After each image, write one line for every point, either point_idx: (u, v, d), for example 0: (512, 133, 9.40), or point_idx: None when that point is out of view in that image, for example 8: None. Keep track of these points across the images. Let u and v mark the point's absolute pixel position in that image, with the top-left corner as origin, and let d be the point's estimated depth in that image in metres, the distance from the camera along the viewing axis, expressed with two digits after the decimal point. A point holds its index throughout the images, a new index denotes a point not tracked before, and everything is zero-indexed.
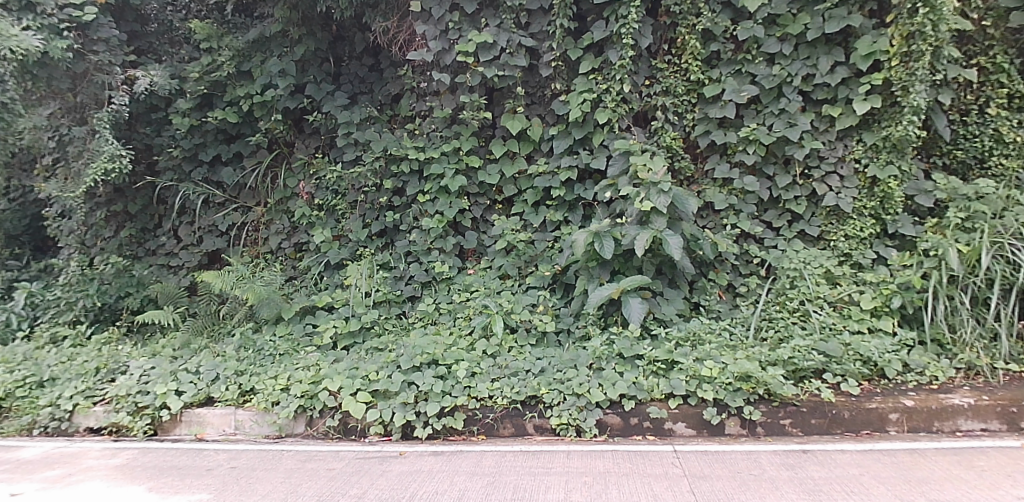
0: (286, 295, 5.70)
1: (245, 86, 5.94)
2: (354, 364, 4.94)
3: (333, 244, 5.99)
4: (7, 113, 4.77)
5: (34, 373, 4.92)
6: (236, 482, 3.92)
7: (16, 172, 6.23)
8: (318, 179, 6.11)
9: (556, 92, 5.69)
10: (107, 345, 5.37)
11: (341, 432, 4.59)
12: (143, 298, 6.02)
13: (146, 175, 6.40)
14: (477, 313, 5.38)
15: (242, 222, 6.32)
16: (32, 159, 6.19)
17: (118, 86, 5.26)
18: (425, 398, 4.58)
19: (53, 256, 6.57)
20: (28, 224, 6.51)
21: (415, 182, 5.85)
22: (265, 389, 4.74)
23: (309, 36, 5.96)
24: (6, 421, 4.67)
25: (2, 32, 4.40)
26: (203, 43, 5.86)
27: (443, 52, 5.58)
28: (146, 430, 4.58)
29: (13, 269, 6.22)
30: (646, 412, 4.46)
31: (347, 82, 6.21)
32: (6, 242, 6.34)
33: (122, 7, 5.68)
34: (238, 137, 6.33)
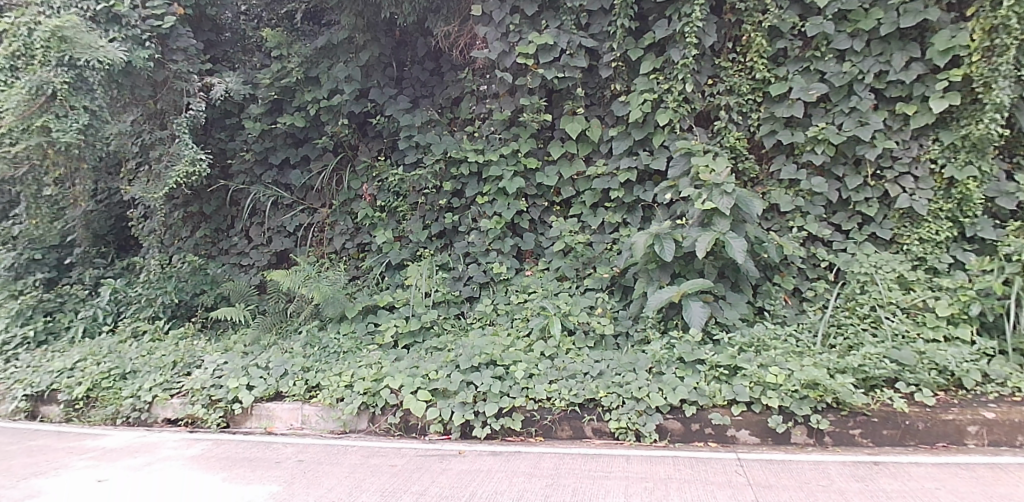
0: (349, 294, 5.83)
1: (313, 91, 6.10)
2: (414, 364, 5.02)
3: (394, 245, 6.11)
4: (96, 120, 5.09)
5: (118, 366, 5.18)
6: (304, 475, 4.06)
7: (103, 176, 6.40)
8: (381, 181, 6.23)
9: (616, 93, 5.65)
10: (184, 340, 5.64)
11: (402, 429, 4.70)
12: (217, 296, 6.28)
13: (220, 178, 6.65)
14: (535, 315, 5.38)
15: (309, 223, 6.48)
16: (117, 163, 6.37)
17: (196, 93, 5.50)
18: (484, 398, 4.64)
19: (134, 255, 6.92)
20: (114, 223, 6.83)
21: (474, 184, 5.90)
22: (330, 386, 4.89)
23: (373, 41, 6.07)
24: (93, 410, 4.95)
25: (91, 44, 4.71)
26: (275, 50, 6.07)
27: (504, 54, 5.57)
28: (219, 422, 4.81)
29: (100, 267, 6.59)
30: (708, 418, 4.39)
31: (410, 86, 6.30)
32: (93, 241, 6.62)
33: (200, 18, 5.92)
34: (305, 141, 6.51)
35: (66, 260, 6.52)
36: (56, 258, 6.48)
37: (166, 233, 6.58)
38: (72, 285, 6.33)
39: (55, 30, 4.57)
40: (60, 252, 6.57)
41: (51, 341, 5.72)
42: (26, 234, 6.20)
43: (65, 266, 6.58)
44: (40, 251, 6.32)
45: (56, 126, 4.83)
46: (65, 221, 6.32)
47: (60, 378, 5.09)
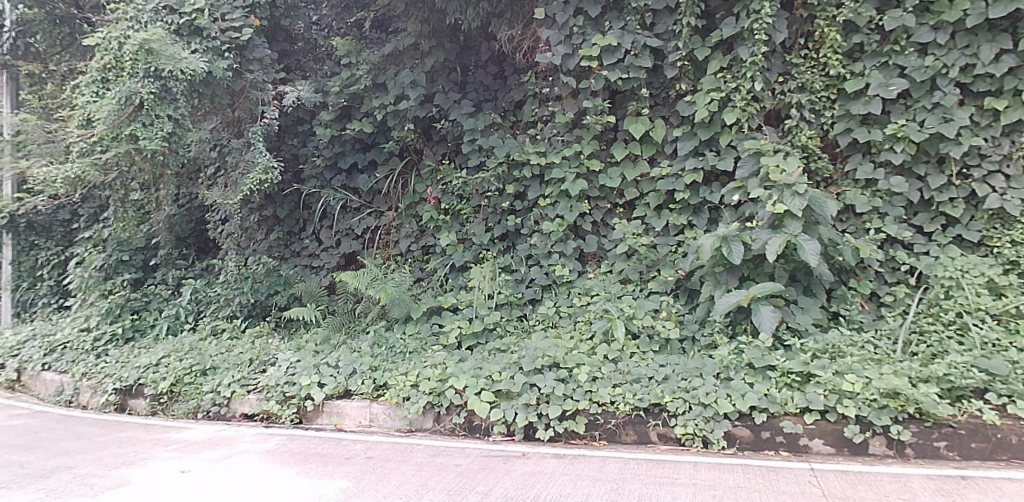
0: (414, 295, 5.94)
1: (380, 97, 6.24)
2: (478, 364, 5.07)
3: (457, 247, 6.18)
4: (179, 128, 5.31)
5: (199, 362, 5.44)
6: (372, 471, 4.15)
7: (186, 182, 6.58)
8: (445, 185, 6.33)
9: (681, 93, 5.55)
10: (259, 338, 5.87)
11: (467, 429, 4.76)
12: (290, 296, 6.50)
13: (293, 182, 6.89)
14: (598, 318, 5.34)
15: (376, 226, 6.65)
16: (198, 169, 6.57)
17: (270, 102, 5.69)
18: (547, 400, 4.64)
19: (214, 257, 7.25)
20: (194, 228, 7.16)
21: (537, 187, 5.90)
22: (396, 385, 5.00)
23: (438, 47, 6.18)
24: (176, 403, 5.20)
25: (174, 55, 4.95)
26: (345, 58, 6.23)
27: (567, 56, 5.56)
28: (293, 418, 4.99)
29: (182, 268, 6.96)
30: (779, 427, 4.25)
31: (473, 90, 6.33)
32: (176, 244, 7.01)
33: (275, 29, 6.13)
34: (372, 146, 6.68)
35: (151, 261, 6.94)
36: (142, 259, 6.91)
37: (243, 236, 6.89)
38: (158, 285, 6.72)
39: (143, 43, 4.83)
40: (147, 253, 6.98)
41: (138, 337, 6.07)
42: (116, 237, 6.65)
43: (150, 266, 7.01)
44: (128, 253, 6.76)
45: (142, 134, 5.05)
46: (150, 225, 6.78)
47: (146, 374, 5.37)
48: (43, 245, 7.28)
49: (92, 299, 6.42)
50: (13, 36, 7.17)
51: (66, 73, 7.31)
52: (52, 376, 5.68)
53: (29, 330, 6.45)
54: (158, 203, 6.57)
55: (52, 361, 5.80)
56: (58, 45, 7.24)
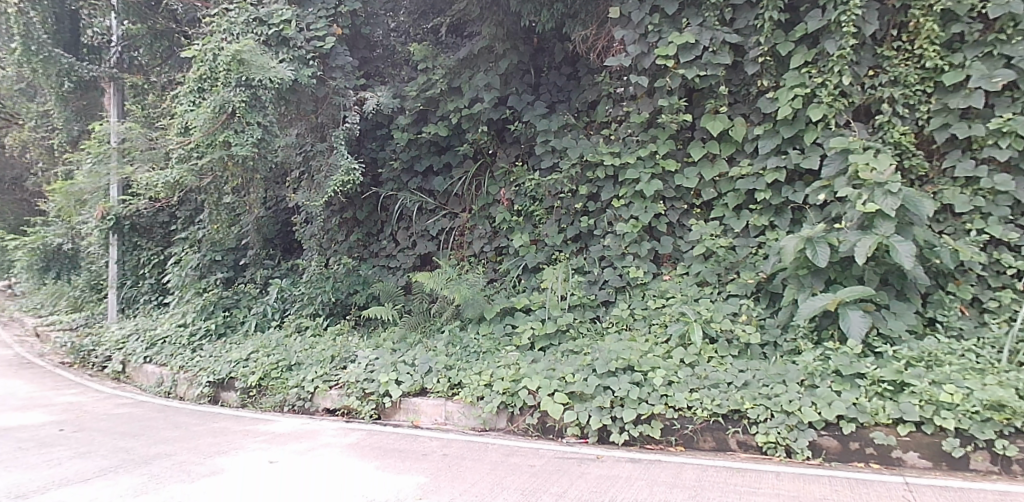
0: (487, 296, 6.01)
1: (455, 101, 6.35)
2: (551, 366, 5.07)
3: (530, 248, 6.21)
4: (267, 134, 5.55)
5: (285, 358, 5.69)
6: (448, 469, 4.22)
7: (272, 186, 6.89)
8: (518, 186, 6.37)
9: (762, 89, 5.38)
10: (340, 336, 6.08)
11: (540, 430, 4.76)
12: (368, 295, 6.69)
13: (372, 185, 7.09)
14: (674, 320, 5.23)
15: (450, 227, 6.77)
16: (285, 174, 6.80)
17: (351, 107, 5.87)
18: (621, 404, 4.59)
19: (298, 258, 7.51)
20: (280, 229, 7.48)
21: (610, 187, 5.84)
22: (470, 384, 5.07)
23: (512, 50, 6.22)
24: (264, 397, 5.45)
25: (264, 65, 5.14)
26: (421, 63, 6.39)
27: (641, 55, 5.49)
28: (372, 414, 5.14)
29: (269, 268, 7.28)
30: (869, 437, 4.04)
31: (547, 91, 6.37)
32: (264, 244, 7.34)
33: (356, 37, 6.32)
34: (447, 148, 6.80)
35: (241, 261, 7.33)
36: (232, 259, 7.32)
37: (325, 238, 7.16)
38: (247, 284, 7.08)
39: (235, 54, 5.07)
40: (237, 253, 7.37)
41: (229, 333, 6.41)
42: (210, 238, 7.11)
43: (240, 266, 7.40)
44: (220, 253, 7.20)
45: (234, 140, 5.32)
46: (240, 227, 7.09)
47: (237, 368, 5.66)
48: (145, 245, 7.81)
49: (189, 297, 6.92)
50: (119, 51, 7.71)
51: (165, 84, 7.80)
52: (153, 368, 6.08)
53: (132, 325, 6.93)
54: (245, 206, 6.85)
55: (152, 355, 6.22)
56: (159, 58, 7.68)
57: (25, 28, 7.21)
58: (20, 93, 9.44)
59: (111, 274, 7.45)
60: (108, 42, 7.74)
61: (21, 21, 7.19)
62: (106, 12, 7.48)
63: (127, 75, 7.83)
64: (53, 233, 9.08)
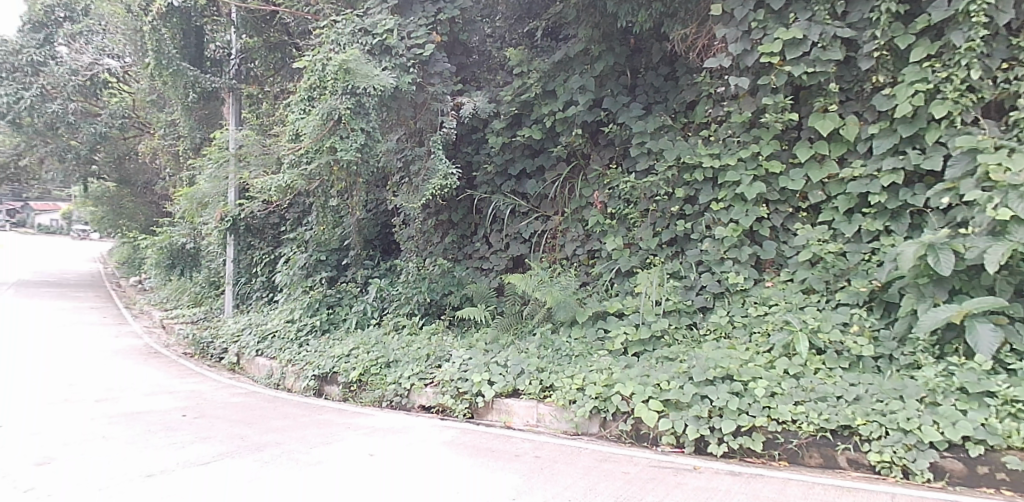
0: (579, 299, 6.00)
1: (550, 104, 6.37)
2: (645, 372, 4.98)
3: (623, 252, 6.13)
4: (370, 140, 5.78)
5: (383, 354, 5.91)
6: (541, 471, 4.22)
7: (373, 189, 7.18)
8: (612, 189, 6.30)
9: (878, 86, 5.04)
10: (435, 335, 6.25)
11: (634, 437, 4.68)
12: (462, 297, 6.83)
13: (466, 188, 7.25)
14: (777, 329, 5.00)
15: (542, 229, 6.81)
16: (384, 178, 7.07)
17: (449, 112, 5.99)
18: (720, 414, 4.44)
19: (396, 258, 7.81)
20: (380, 230, 7.76)
21: (709, 190, 5.68)
22: (563, 387, 5.06)
23: (608, 51, 6.13)
24: (365, 392, 5.67)
25: (368, 73, 5.33)
26: (517, 68, 6.48)
27: (744, 53, 5.29)
28: (465, 413, 5.23)
29: (369, 268, 7.60)
30: (1000, 462, 3.71)
31: (643, 92, 6.24)
32: (364, 245, 7.66)
33: (454, 44, 6.49)
34: (540, 151, 6.83)
35: (343, 261, 7.67)
36: (335, 259, 7.67)
37: (422, 240, 7.40)
38: (348, 283, 7.43)
39: (342, 64, 5.27)
40: (340, 254, 7.72)
41: (332, 329, 6.73)
42: (317, 239, 7.46)
43: (342, 266, 7.76)
44: (325, 253, 7.57)
45: (340, 146, 5.60)
46: (343, 228, 7.39)
47: (339, 363, 5.92)
48: (257, 245, 8.34)
49: (297, 294, 7.35)
50: (237, 64, 8.24)
51: (277, 93, 8.54)
52: (264, 361, 6.47)
53: (246, 320, 7.44)
54: (347, 208, 7.11)
55: (264, 348, 6.63)
56: (272, 69, 8.31)
57: (158, 44, 7.62)
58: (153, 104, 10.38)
59: (229, 271, 8.00)
60: (228, 55, 8.30)
61: (154, 37, 7.61)
62: (227, 26, 7.93)
63: (244, 85, 8.32)
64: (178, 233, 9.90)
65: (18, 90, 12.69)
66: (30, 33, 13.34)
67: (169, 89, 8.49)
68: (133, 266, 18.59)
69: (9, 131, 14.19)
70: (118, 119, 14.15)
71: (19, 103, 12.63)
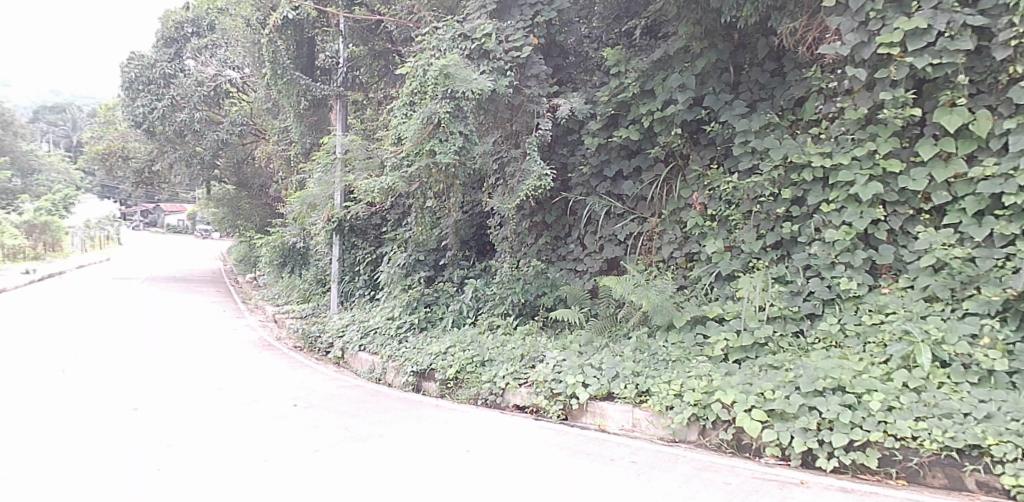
0: (677, 303, 5.87)
1: (648, 104, 6.28)
2: (748, 380, 4.78)
3: (724, 255, 5.96)
4: (468, 142, 5.88)
5: (479, 354, 6.03)
6: (638, 476, 4.15)
7: (469, 190, 7.41)
8: (712, 190, 6.12)
9: (1016, 77, 4.55)
10: (529, 336, 6.32)
11: (735, 447, 4.52)
12: (555, 298, 6.87)
13: (561, 190, 7.28)
14: (895, 340, 4.67)
15: (638, 231, 6.72)
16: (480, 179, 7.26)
17: (545, 113, 5.94)
18: (830, 427, 4.19)
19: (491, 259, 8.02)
20: (475, 232, 8.02)
21: (818, 191, 5.39)
22: (660, 392, 4.96)
23: (711, 48, 5.94)
24: (460, 389, 5.80)
25: (468, 78, 5.44)
26: (614, 68, 6.44)
27: (861, 45, 4.98)
28: (559, 414, 5.24)
29: (465, 268, 7.84)
30: None
31: (747, 89, 5.99)
32: (461, 246, 7.91)
33: (551, 46, 6.63)
34: (637, 152, 6.73)
35: (441, 261, 7.97)
36: (433, 259, 7.99)
37: (516, 241, 7.52)
38: (445, 282, 7.69)
39: (442, 69, 5.44)
40: (437, 254, 8.02)
41: (430, 327, 6.97)
42: (416, 239, 7.81)
43: (440, 265, 8.05)
44: (423, 253, 7.91)
45: (439, 149, 5.72)
46: (440, 229, 7.66)
47: (436, 360, 6.10)
48: (361, 245, 8.78)
49: (397, 293, 7.64)
50: (344, 72, 8.57)
51: (381, 99, 8.79)
52: (366, 356, 6.77)
53: (350, 317, 7.85)
54: (444, 209, 7.37)
55: (365, 344, 6.95)
56: (376, 76, 8.59)
57: (274, 55, 8.38)
58: (270, 112, 11.23)
59: (334, 270, 8.46)
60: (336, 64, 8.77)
61: (271, 49, 8.39)
62: (335, 36, 8.37)
63: (350, 92, 8.68)
64: (288, 234, 10.54)
65: (152, 101, 14.38)
66: (165, 49, 15.07)
67: (283, 98, 9.09)
68: (247, 263, 20.13)
69: (145, 139, 15.82)
70: (238, 126, 15.38)
71: (154, 114, 14.32)
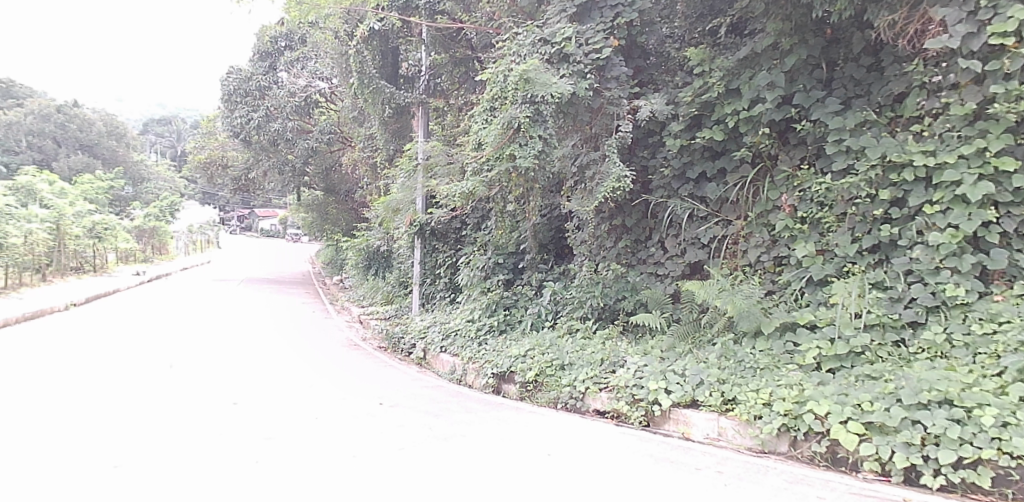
0: (764, 309, 5.69)
1: (733, 103, 6.13)
2: (843, 390, 4.53)
3: (815, 259, 5.71)
4: (547, 146, 5.88)
5: (558, 357, 6.06)
6: (725, 486, 4.03)
7: (548, 194, 7.48)
8: (802, 191, 5.89)
9: None
10: (609, 340, 6.29)
11: (830, 461, 4.33)
12: (636, 302, 6.81)
13: (641, 193, 7.21)
14: (1010, 351, 4.29)
15: (723, 234, 6.55)
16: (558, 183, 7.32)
17: (625, 115, 5.89)
18: (935, 442, 3.92)
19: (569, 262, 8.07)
20: (554, 236, 8.10)
21: (920, 191, 5.06)
22: (747, 401, 4.80)
23: (801, 44, 5.71)
24: (540, 392, 5.84)
25: (548, 81, 5.46)
26: (697, 68, 6.35)
27: (970, 36, 4.68)
28: (641, 420, 5.16)
29: (543, 272, 7.92)
30: None
31: (841, 86, 5.72)
32: (539, 250, 8.00)
33: (631, 47, 6.59)
34: (721, 153, 6.58)
35: (519, 264, 8.09)
36: (512, 262, 8.15)
37: (595, 245, 7.52)
38: (524, 286, 7.80)
39: (522, 74, 5.47)
40: (517, 258, 8.15)
41: (509, 330, 7.12)
42: (495, 242, 8.07)
43: (519, 269, 8.16)
44: (502, 257, 8.10)
45: (519, 153, 5.74)
46: (518, 232, 7.85)
47: (516, 362, 6.19)
48: (441, 248, 9.02)
49: (476, 295, 7.89)
50: (427, 80, 8.75)
51: (461, 105, 8.96)
52: (447, 357, 6.98)
53: (431, 318, 8.10)
54: (523, 213, 7.50)
55: (447, 345, 7.17)
56: (457, 82, 8.73)
57: (360, 64, 8.91)
58: (356, 120, 11.76)
59: (416, 272, 8.72)
60: (419, 72, 8.99)
61: (358, 59, 8.94)
62: (417, 45, 8.64)
63: (431, 99, 8.94)
64: (373, 237, 10.96)
65: (250, 112, 15.52)
66: (260, 62, 15.99)
67: (369, 105, 9.53)
68: (335, 266, 21.04)
69: (241, 147, 16.94)
70: (326, 135, 15.59)
71: (251, 124, 15.37)
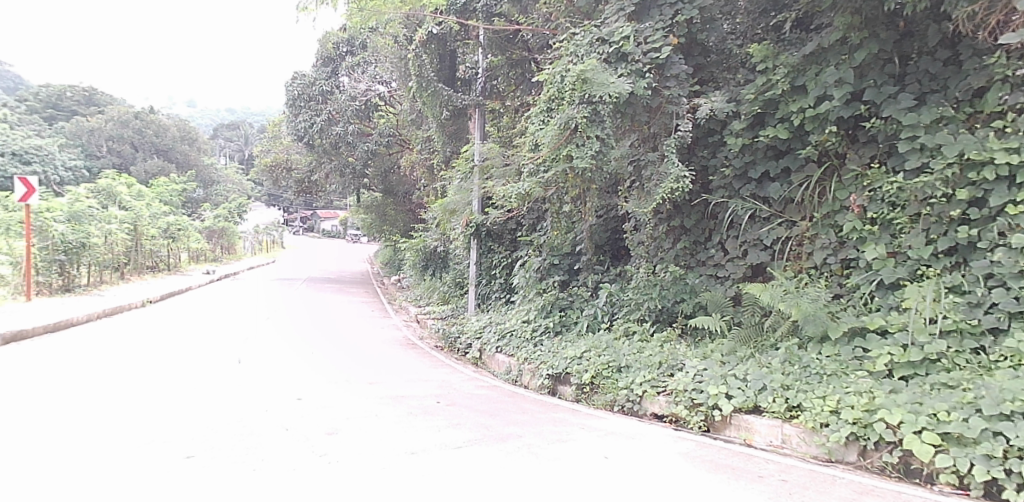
0: (831, 313, 5.50)
1: (798, 101, 5.96)
2: (917, 399, 4.32)
3: (887, 262, 5.48)
4: (604, 146, 5.84)
5: (616, 359, 6.03)
6: (789, 495, 3.90)
7: (605, 195, 7.45)
8: (872, 191, 5.66)
9: None
10: (667, 343, 6.22)
11: (902, 471, 4.12)
12: (695, 305, 6.71)
13: (701, 193, 7.10)
14: None
15: (787, 236, 6.36)
16: (616, 183, 7.29)
17: (684, 114, 5.78)
18: (1019, 456, 3.66)
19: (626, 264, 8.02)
20: (611, 237, 8.07)
21: (1002, 191, 4.79)
22: (813, 408, 4.64)
23: (872, 38, 5.49)
24: (597, 394, 5.81)
25: (605, 81, 5.41)
26: (760, 65, 6.20)
27: None
28: (700, 425, 5.05)
29: (600, 272, 7.90)
30: None
31: (915, 81, 5.48)
32: (596, 251, 7.99)
33: (691, 45, 6.49)
34: (786, 152, 6.40)
35: (575, 265, 8.10)
36: (568, 263, 8.16)
37: (653, 245, 7.46)
38: (580, 287, 7.80)
39: (580, 74, 5.46)
40: (573, 259, 8.16)
41: (565, 331, 7.13)
42: (551, 243, 8.11)
43: (575, 270, 8.17)
44: (558, 258, 8.13)
45: (576, 154, 5.75)
46: (574, 233, 7.87)
47: (573, 364, 6.18)
48: (497, 249, 9.10)
49: (532, 296, 7.93)
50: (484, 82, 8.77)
51: (517, 107, 8.91)
52: (503, 358, 7.07)
53: (487, 319, 8.19)
54: (580, 214, 7.50)
55: (503, 345, 7.24)
56: (514, 84, 8.79)
57: (420, 68, 9.15)
58: (414, 122, 12.02)
59: (472, 272, 8.83)
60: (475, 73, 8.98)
61: (417, 63, 9.20)
62: (475, 47, 8.81)
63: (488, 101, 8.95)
64: (430, 237, 11.16)
65: (313, 116, 15.99)
66: (322, 68, 16.43)
67: (427, 108, 9.71)
68: (392, 266, 21.53)
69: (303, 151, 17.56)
70: (386, 138, 16.30)
71: (314, 128, 15.93)
